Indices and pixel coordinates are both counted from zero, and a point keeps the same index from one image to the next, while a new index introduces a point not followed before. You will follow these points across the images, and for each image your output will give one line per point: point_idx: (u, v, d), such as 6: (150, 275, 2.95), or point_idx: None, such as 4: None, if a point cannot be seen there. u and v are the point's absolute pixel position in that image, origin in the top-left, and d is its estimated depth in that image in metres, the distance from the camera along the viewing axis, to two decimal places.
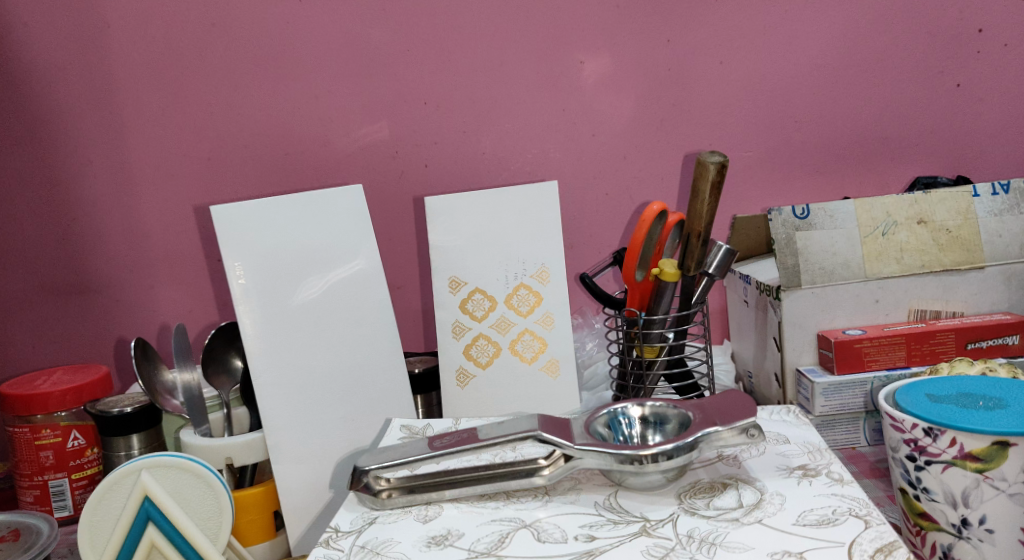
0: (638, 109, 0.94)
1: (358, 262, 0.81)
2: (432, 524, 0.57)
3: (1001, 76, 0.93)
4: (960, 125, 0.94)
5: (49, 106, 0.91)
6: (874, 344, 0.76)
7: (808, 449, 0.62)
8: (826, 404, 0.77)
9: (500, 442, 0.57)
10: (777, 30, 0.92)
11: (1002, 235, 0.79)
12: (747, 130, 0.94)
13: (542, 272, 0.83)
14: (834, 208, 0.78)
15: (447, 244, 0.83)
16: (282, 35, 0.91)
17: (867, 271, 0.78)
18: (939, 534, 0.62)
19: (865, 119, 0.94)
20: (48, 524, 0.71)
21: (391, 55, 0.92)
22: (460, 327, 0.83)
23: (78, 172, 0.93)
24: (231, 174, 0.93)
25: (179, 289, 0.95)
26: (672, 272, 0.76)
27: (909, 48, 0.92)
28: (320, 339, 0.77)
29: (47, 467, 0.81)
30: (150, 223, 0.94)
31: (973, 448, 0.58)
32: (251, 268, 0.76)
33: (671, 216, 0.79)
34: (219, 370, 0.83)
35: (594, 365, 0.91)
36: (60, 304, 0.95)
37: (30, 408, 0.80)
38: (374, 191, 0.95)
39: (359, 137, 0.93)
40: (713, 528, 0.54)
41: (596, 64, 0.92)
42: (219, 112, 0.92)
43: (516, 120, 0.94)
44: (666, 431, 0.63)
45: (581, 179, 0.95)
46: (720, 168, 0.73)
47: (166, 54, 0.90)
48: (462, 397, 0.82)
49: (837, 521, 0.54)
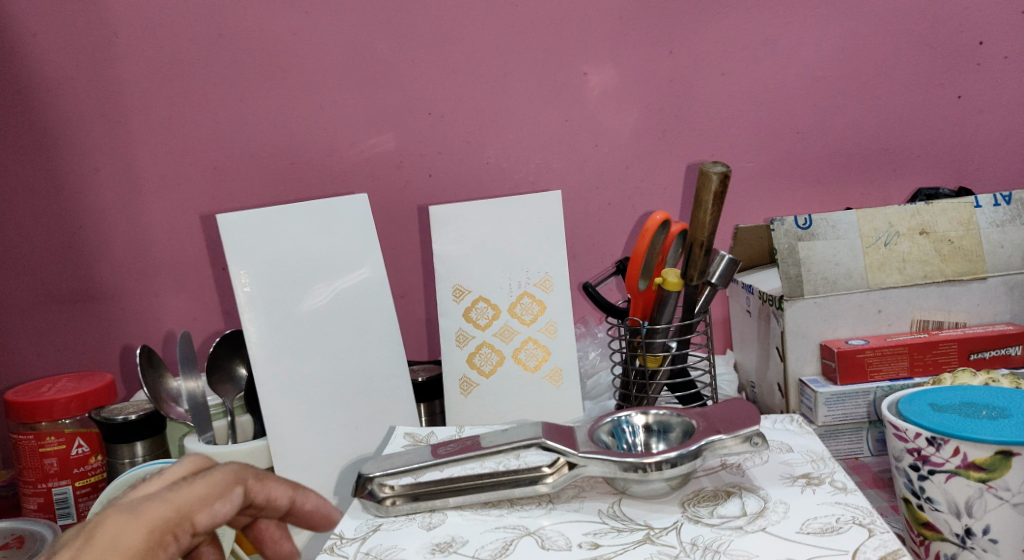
0: (641, 121, 0.94)
1: (363, 271, 0.81)
2: (436, 532, 0.57)
3: (1002, 88, 0.94)
4: (961, 137, 0.95)
5: (57, 116, 0.92)
6: (877, 354, 0.76)
7: (812, 458, 0.62)
8: (829, 413, 0.77)
9: (503, 450, 0.57)
10: (779, 42, 0.93)
11: (1004, 245, 0.79)
12: (750, 140, 0.95)
13: (546, 281, 0.83)
14: (837, 219, 0.79)
15: (451, 252, 0.84)
16: (288, 46, 0.91)
17: (869, 281, 0.78)
18: (943, 544, 0.62)
19: (867, 130, 0.95)
20: (53, 530, 0.71)
21: (396, 66, 0.92)
22: (463, 336, 0.83)
23: (85, 181, 0.93)
24: (237, 184, 0.94)
25: (184, 297, 0.96)
26: (675, 281, 0.76)
27: (910, 60, 0.93)
28: (323, 347, 0.78)
29: (51, 474, 0.81)
30: (157, 232, 0.94)
31: (977, 457, 0.58)
32: (256, 276, 0.77)
33: (675, 225, 0.79)
34: (223, 378, 0.83)
35: (597, 375, 0.91)
36: (67, 313, 0.96)
37: (34, 415, 0.80)
38: (378, 199, 0.95)
39: (365, 148, 0.94)
40: (717, 536, 0.54)
41: (600, 75, 0.93)
42: (224, 122, 0.93)
43: (520, 131, 0.94)
44: (670, 439, 0.64)
45: (585, 191, 0.96)
46: (722, 179, 0.73)
47: (173, 65, 0.91)
48: (465, 405, 0.82)
49: (841, 529, 0.54)
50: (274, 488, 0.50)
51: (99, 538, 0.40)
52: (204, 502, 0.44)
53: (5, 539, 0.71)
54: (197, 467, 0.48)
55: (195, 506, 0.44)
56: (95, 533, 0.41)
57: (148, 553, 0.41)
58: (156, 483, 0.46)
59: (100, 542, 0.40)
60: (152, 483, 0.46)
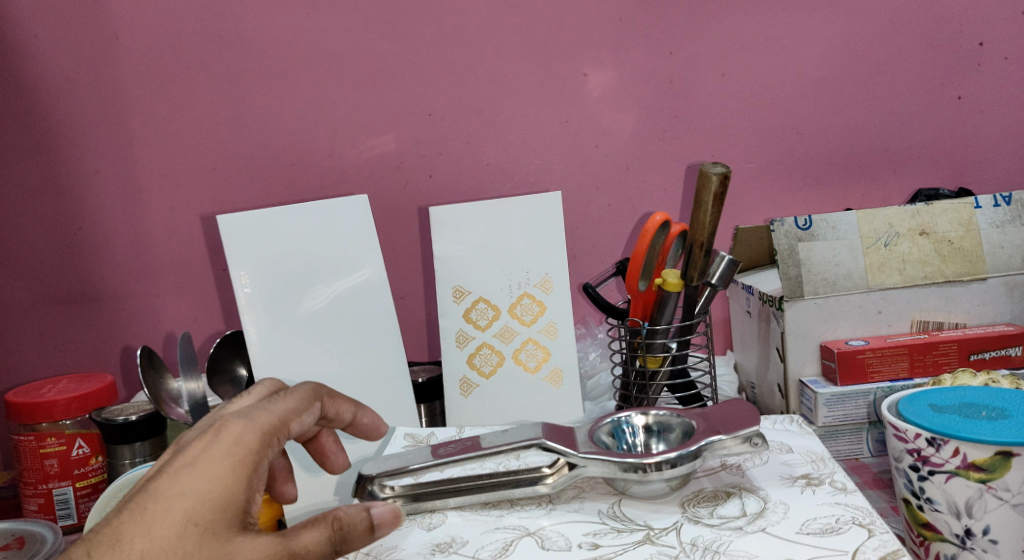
0: (641, 122, 0.94)
1: (363, 272, 0.81)
2: (436, 532, 0.58)
3: (1002, 89, 0.94)
4: (961, 137, 0.95)
5: (57, 117, 0.92)
6: (877, 355, 0.76)
7: (811, 458, 0.62)
8: (829, 414, 0.77)
9: (504, 450, 0.57)
10: (780, 43, 0.93)
11: (1004, 246, 0.79)
12: (750, 141, 0.95)
13: (547, 282, 0.83)
14: (837, 219, 0.79)
15: (451, 254, 0.84)
16: (288, 47, 0.91)
17: (869, 282, 0.78)
18: (943, 544, 0.62)
19: (867, 131, 0.95)
20: (54, 531, 0.71)
21: (396, 67, 0.92)
22: (463, 336, 0.83)
23: (85, 181, 0.93)
24: (238, 185, 0.94)
25: (185, 298, 0.96)
26: (675, 282, 0.76)
27: (910, 61, 0.93)
28: (323, 348, 0.78)
29: (52, 475, 0.81)
30: (157, 233, 0.95)
31: (976, 458, 0.58)
32: (256, 277, 0.77)
33: (675, 226, 0.79)
34: (223, 379, 0.83)
35: (597, 376, 0.91)
36: (67, 314, 0.96)
37: (35, 416, 0.80)
38: (378, 200, 0.95)
39: (366, 149, 0.94)
40: (717, 536, 0.54)
41: (600, 76, 0.93)
42: (225, 124, 0.93)
43: (520, 132, 0.94)
44: (669, 440, 0.64)
45: (585, 192, 0.96)
46: (722, 179, 0.74)
47: (174, 67, 0.91)
48: (465, 406, 0.82)
49: (841, 529, 0.54)
50: (341, 405, 0.60)
51: (224, 434, 0.52)
52: (296, 413, 0.55)
53: (6, 540, 0.71)
54: (282, 389, 0.60)
55: (291, 413, 0.55)
56: (220, 431, 0.52)
57: (261, 448, 0.52)
58: (253, 401, 0.58)
59: (225, 437, 0.52)
60: (249, 399, 0.59)
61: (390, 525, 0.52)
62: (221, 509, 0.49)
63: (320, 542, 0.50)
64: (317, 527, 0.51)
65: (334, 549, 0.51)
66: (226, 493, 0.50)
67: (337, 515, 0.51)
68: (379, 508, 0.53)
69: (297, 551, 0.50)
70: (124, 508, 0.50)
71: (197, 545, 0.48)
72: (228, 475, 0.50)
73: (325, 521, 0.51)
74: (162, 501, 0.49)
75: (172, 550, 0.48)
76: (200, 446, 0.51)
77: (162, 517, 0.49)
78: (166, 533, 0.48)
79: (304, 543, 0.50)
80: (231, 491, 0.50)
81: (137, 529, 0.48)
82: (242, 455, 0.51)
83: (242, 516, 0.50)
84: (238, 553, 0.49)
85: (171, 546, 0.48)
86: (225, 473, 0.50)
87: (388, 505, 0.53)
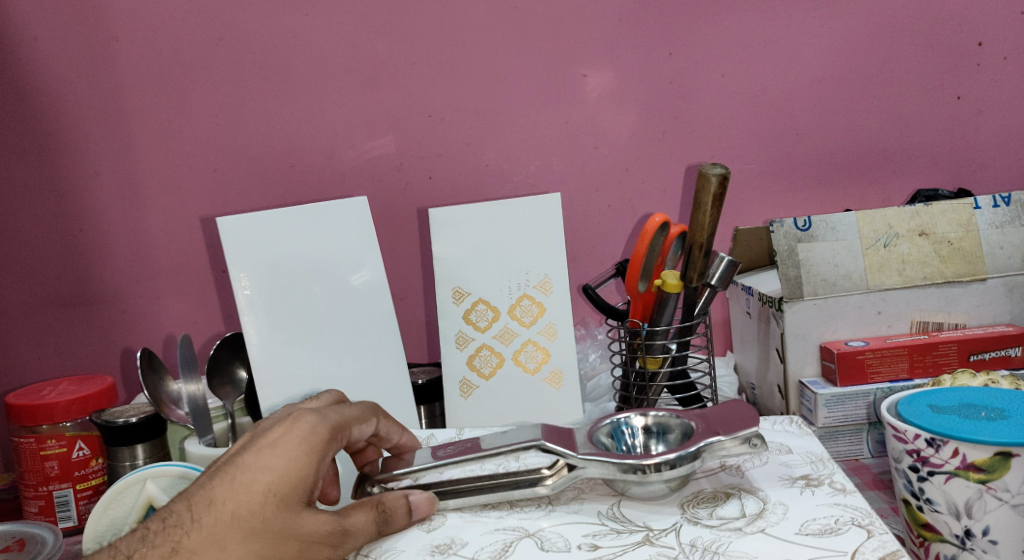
0: (640, 122, 0.94)
1: (363, 274, 0.81)
2: (436, 533, 0.57)
3: (1001, 89, 0.94)
4: (961, 138, 0.95)
5: (57, 119, 0.92)
6: (877, 356, 0.76)
7: (811, 459, 0.62)
8: (829, 415, 0.77)
9: (505, 451, 0.58)
10: (779, 43, 0.93)
11: (1003, 247, 0.79)
12: (749, 141, 0.95)
13: (546, 283, 0.83)
14: (836, 220, 0.79)
15: (451, 255, 0.84)
16: (287, 49, 0.92)
17: (869, 283, 0.78)
18: (943, 545, 0.62)
19: (867, 131, 0.95)
20: (54, 533, 0.71)
21: (395, 68, 0.92)
22: (463, 338, 0.84)
23: (85, 183, 0.93)
24: (237, 187, 0.94)
25: (185, 300, 0.96)
26: (674, 284, 0.76)
27: (909, 61, 0.93)
28: (323, 350, 0.78)
29: (52, 477, 0.81)
30: (157, 235, 0.95)
31: (975, 458, 0.58)
32: (256, 280, 0.77)
33: (675, 228, 0.79)
34: (223, 380, 0.83)
35: (597, 377, 0.91)
36: (67, 317, 0.96)
37: (35, 418, 0.80)
38: (378, 202, 0.95)
39: (365, 150, 0.94)
40: (716, 537, 0.55)
41: (599, 77, 0.93)
42: (224, 125, 0.93)
43: (519, 134, 0.94)
44: (668, 441, 0.64)
45: (584, 193, 0.96)
46: (722, 180, 0.74)
47: (173, 69, 0.91)
48: (466, 408, 0.82)
49: (840, 530, 0.54)
50: (391, 425, 0.64)
51: (302, 422, 0.56)
52: (358, 419, 0.60)
53: (7, 542, 0.71)
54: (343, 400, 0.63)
55: (353, 419, 0.59)
56: (297, 420, 0.57)
57: (330, 439, 0.57)
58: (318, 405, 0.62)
59: (301, 426, 0.56)
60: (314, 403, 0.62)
61: (425, 509, 0.58)
62: (295, 486, 0.55)
63: (368, 522, 0.56)
64: (365, 510, 0.56)
65: (378, 529, 0.56)
66: (300, 472, 0.55)
67: (381, 499, 0.57)
68: (416, 494, 0.58)
69: (351, 529, 0.55)
70: (214, 475, 0.55)
71: (275, 514, 0.54)
72: (302, 458, 0.55)
73: (370, 504, 0.56)
74: (247, 473, 0.55)
75: (253, 516, 0.54)
76: (279, 430, 0.56)
77: (247, 486, 0.54)
78: (249, 500, 0.54)
79: (356, 522, 0.55)
80: (304, 471, 0.55)
81: (226, 495, 0.54)
82: (314, 442, 0.56)
83: (309, 493, 0.55)
84: (306, 524, 0.54)
85: (253, 512, 0.54)
86: (299, 455, 0.55)
87: (425, 493, 0.58)
